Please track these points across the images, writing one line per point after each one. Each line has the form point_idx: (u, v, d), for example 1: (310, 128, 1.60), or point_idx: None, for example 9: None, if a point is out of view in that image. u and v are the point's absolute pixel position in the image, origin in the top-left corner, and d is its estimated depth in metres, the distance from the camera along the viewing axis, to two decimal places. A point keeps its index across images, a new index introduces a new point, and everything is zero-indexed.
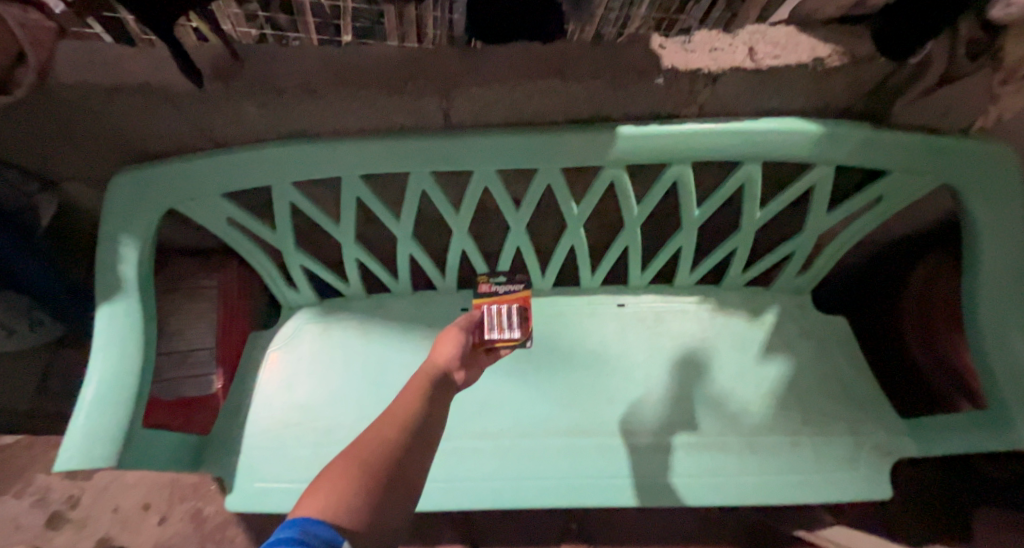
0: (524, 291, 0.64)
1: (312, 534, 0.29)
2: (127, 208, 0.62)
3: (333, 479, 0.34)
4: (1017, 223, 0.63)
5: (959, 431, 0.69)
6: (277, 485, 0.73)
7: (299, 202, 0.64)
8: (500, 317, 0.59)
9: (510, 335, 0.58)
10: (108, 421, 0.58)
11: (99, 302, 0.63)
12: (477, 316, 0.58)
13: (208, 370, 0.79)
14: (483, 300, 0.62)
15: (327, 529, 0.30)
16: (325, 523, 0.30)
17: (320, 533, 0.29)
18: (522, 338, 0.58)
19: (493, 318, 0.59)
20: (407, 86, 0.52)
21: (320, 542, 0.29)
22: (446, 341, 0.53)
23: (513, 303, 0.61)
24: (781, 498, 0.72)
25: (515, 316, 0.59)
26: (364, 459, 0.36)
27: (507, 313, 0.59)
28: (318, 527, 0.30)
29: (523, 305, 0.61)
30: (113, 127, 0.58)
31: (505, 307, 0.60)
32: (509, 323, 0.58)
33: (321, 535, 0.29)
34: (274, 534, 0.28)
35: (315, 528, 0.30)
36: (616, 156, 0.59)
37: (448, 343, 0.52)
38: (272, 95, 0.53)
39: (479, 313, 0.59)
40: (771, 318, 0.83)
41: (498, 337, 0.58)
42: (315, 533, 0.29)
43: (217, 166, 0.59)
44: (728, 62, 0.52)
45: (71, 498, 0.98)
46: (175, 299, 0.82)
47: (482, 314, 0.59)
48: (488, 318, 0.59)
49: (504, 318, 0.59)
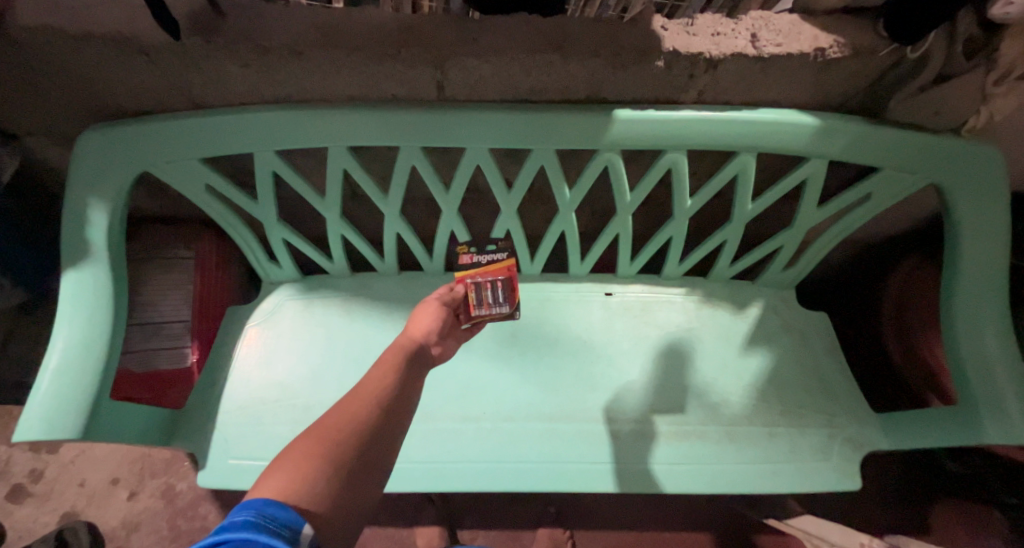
0: (508, 259, 0.61)
1: (271, 518, 0.29)
2: (97, 168, 0.58)
3: (296, 459, 0.33)
4: (999, 225, 0.64)
5: (928, 424, 0.72)
6: (252, 463, 0.72)
7: (282, 172, 0.62)
8: (486, 292, 0.60)
9: (497, 310, 0.59)
10: (72, 393, 0.56)
11: (64, 268, 0.60)
12: (461, 292, 0.59)
13: (181, 343, 0.77)
14: (466, 274, 0.60)
15: (286, 511, 0.29)
16: (286, 504, 0.30)
17: (279, 516, 0.29)
18: (509, 312, 0.60)
19: (479, 293, 0.59)
20: (400, 53, 0.50)
21: (281, 526, 0.28)
22: (424, 315, 0.54)
23: (497, 275, 0.60)
24: (755, 486, 0.74)
25: (501, 289, 0.60)
26: (330, 437, 0.35)
27: (494, 288, 0.60)
28: (277, 508, 0.29)
29: (508, 277, 0.61)
30: (81, 78, 0.54)
31: (492, 281, 0.60)
32: (495, 298, 0.59)
33: (279, 517, 0.29)
34: (229, 518, 0.28)
35: (274, 511, 0.29)
36: (612, 140, 0.58)
37: (426, 318, 0.53)
38: (256, 54, 0.50)
39: (462, 289, 0.59)
40: (754, 312, 0.84)
41: (485, 312, 0.59)
42: (274, 516, 0.29)
43: (196, 128, 0.56)
44: (729, 47, 0.50)
45: (35, 471, 0.96)
46: (148, 268, 0.79)
47: (468, 289, 0.59)
48: (476, 294, 0.59)
49: (490, 293, 0.60)
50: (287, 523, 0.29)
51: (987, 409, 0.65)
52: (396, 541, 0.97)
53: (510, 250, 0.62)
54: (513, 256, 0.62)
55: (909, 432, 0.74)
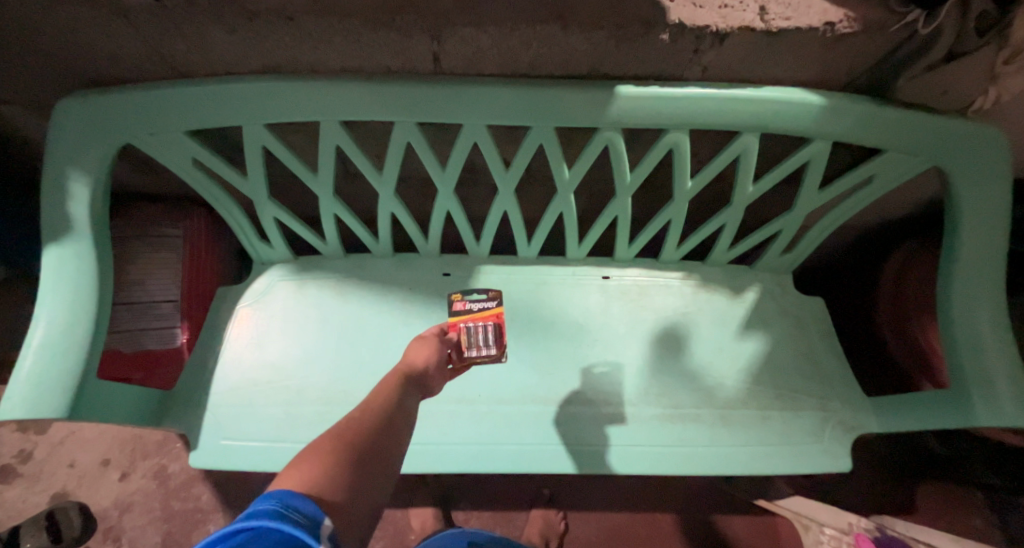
0: (497, 307, 0.73)
1: (293, 509, 0.31)
2: (76, 139, 0.56)
3: (318, 453, 0.38)
4: (1000, 210, 0.63)
5: (919, 408, 0.72)
6: (245, 444, 0.71)
7: (272, 146, 0.60)
8: (478, 336, 0.70)
9: (486, 351, 0.69)
10: (57, 373, 0.54)
11: (46, 244, 0.58)
12: (455, 337, 0.68)
13: (171, 323, 0.76)
14: (459, 319, 0.71)
15: (309, 505, 0.32)
16: (307, 497, 0.33)
17: (300, 508, 0.31)
18: (497, 354, 0.70)
19: (471, 336, 0.70)
20: (394, 21, 0.48)
21: (302, 517, 0.31)
22: (421, 347, 0.63)
23: (488, 319, 0.72)
24: (748, 469, 0.74)
25: (490, 333, 0.70)
26: (344, 444, 0.40)
27: (484, 332, 0.70)
28: (301, 501, 0.32)
29: (498, 322, 0.71)
30: (57, 41, 0.51)
31: (482, 326, 0.70)
32: (485, 341, 0.70)
33: (301, 509, 0.31)
34: (254, 507, 0.31)
35: (297, 504, 0.32)
36: (613, 117, 0.57)
37: (421, 350, 0.62)
38: (242, 19, 0.47)
39: (457, 333, 0.69)
40: (751, 296, 0.84)
41: (476, 354, 0.69)
42: (297, 508, 0.31)
43: (180, 98, 0.54)
44: (737, 20, 0.49)
45: (23, 452, 0.94)
46: (133, 246, 0.76)
47: (461, 335, 0.69)
48: (468, 337, 0.69)
49: (481, 336, 0.70)
50: (306, 513, 0.31)
51: (979, 393, 0.65)
52: (391, 522, 0.97)
53: (499, 299, 0.74)
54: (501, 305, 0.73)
55: (901, 416, 0.74)
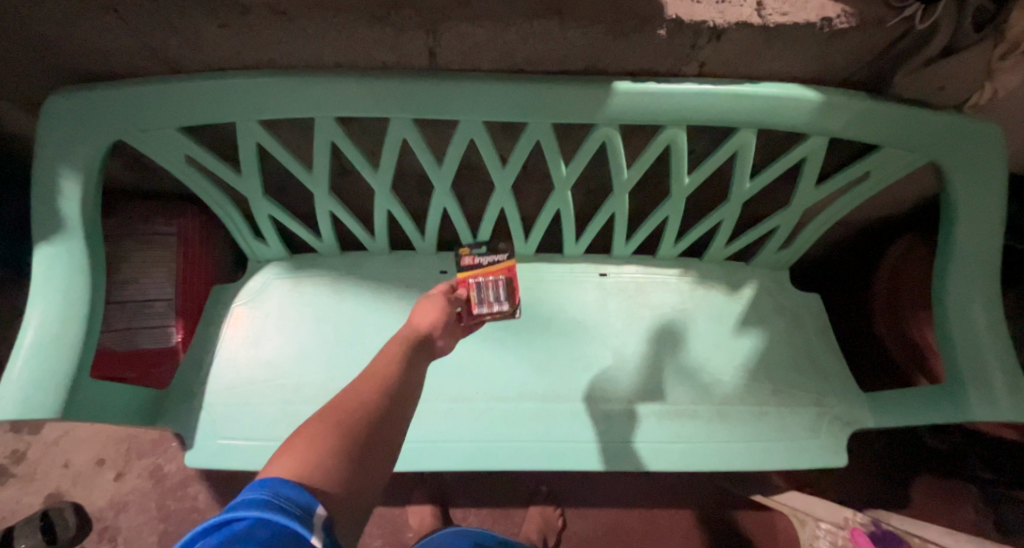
0: (508, 259, 0.65)
1: (285, 498, 0.28)
2: (67, 135, 0.55)
3: (306, 442, 0.33)
4: (995, 206, 0.64)
5: (915, 402, 0.73)
6: (241, 443, 0.71)
7: (267, 143, 0.59)
8: (488, 291, 0.63)
9: (499, 308, 0.63)
10: (50, 372, 0.54)
11: (37, 242, 0.57)
12: (464, 292, 0.63)
13: (165, 322, 0.75)
14: (467, 275, 0.64)
15: (300, 492, 0.29)
16: (298, 484, 0.30)
17: (292, 497, 0.29)
18: (510, 311, 0.64)
19: (481, 292, 0.63)
20: (390, 16, 0.47)
21: (297, 507, 0.28)
22: (426, 309, 0.57)
23: (499, 274, 0.65)
24: (746, 464, 0.75)
25: (502, 288, 0.64)
26: (338, 424, 0.35)
27: (496, 287, 0.64)
28: (293, 489, 0.29)
29: (509, 277, 0.65)
30: (47, 36, 0.51)
31: (493, 281, 0.64)
32: (497, 296, 0.63)
33: (293, 497, 0.29)
34: (242, 497, 0.28)
35: (288, 490, 0.29)
36: (610, 113, 0.56)
37: (426, 311, 0.56)
38: (235, 13, 0.47)
39: (466, 288, 0.63)
40: (748, 293, 0.84)
41: (488, 310, 0.62)
42: (289, 497, 0.28)
43: (172, 94, 0.53)
44: (734, 15, 0.49)
45: (16, 452, 0.94)
46: (127, 244, 0.75)
47: (470, 289, 0.63)
48: (478, 293, 0.63)
49: (493, 292, 0.63)
50: (301, 504, 0.28)
51: (974, 387, 0.66)
52: (389, 520, 0.97)
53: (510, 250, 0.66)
54: (512, 258, 0.65)
55: (896, 411, 0.75)
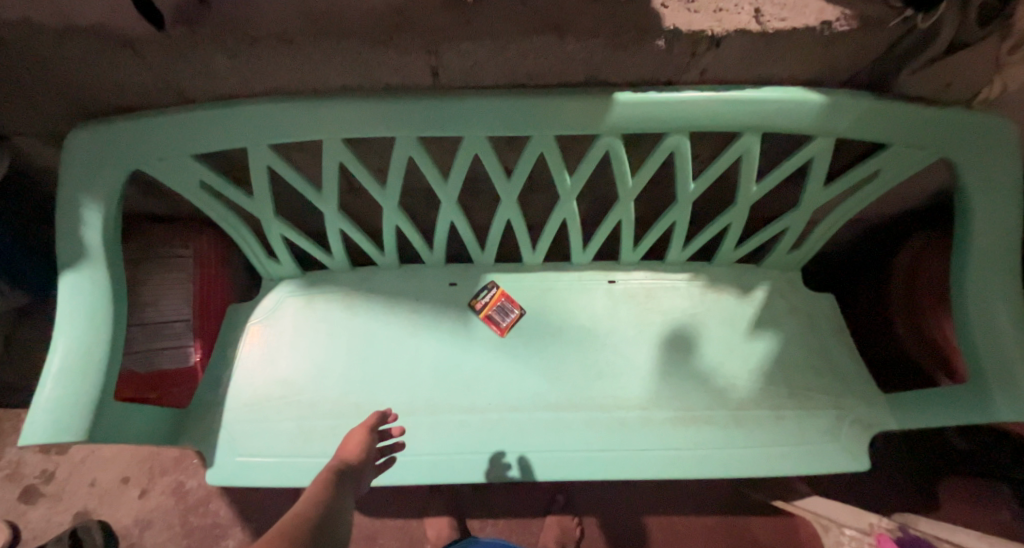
0: (495, 283, 0.83)
1: None
2: (88, 167, 0.57)
3: None
4: (1014, 200, 0.62)
5: (940, 403, 0.71)
6: (260, 459, 0.72)
7: (277, 166, 0.61)
8: (501, 309, 0.81)
9: (514, 313, 0.81)
10: (77, 394, 0.56)
11: (62, 270, 0.59)
12: (490, 322, 0.80)
13: (184, 342, 0.77)
14: (483, 313, 0.80)
15: None
16: None
17: None
18: (521, 309, 0.81)
19: (499, 313, 0.81)
20: (393, 39, 0.48)
21: None
22: (354, 436, 0.63)
23: (498, 296, 0.81)
24: (764, 470, 0.73)
25: (504, 302, 0.81)
26: None
27: (502, 304, 0.81)
28: None
29: (505, 293, 0.82)
30: (68, 74, 0.53)
31: (497, 302, 0.81)
32: (507, 307, 0.81)
33: None
34: None
35: None
36: (612, 124, 0.57)
37: (354, 441, 0.62)
38: (244, 44, 0.48)
39: (487, 320, 0.80)
40: (760, 295, 0.83)
41: (510, 319, 0.80)
42: None
43: (186, 124, 0.55)
44: (732, 23, 0.49)
45: (46, 472, 0.97)
46: (147, 268, 0.78)
47: (491, 319, 0.80)
48: (499, 317, 0.80)
49: (503, 308, 0.81)
50: None
51: (999, 387, 0.64)
52: (406, 532, 0.97)
53: (491, 278, 0.83)
54: (496, 281, 0.83)
55: (918, 413, 0.73)
